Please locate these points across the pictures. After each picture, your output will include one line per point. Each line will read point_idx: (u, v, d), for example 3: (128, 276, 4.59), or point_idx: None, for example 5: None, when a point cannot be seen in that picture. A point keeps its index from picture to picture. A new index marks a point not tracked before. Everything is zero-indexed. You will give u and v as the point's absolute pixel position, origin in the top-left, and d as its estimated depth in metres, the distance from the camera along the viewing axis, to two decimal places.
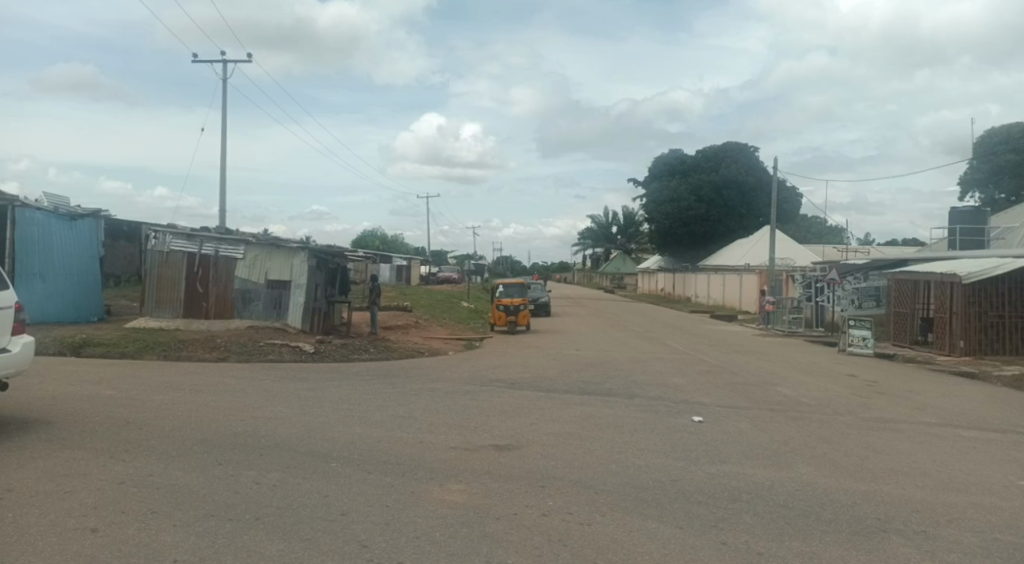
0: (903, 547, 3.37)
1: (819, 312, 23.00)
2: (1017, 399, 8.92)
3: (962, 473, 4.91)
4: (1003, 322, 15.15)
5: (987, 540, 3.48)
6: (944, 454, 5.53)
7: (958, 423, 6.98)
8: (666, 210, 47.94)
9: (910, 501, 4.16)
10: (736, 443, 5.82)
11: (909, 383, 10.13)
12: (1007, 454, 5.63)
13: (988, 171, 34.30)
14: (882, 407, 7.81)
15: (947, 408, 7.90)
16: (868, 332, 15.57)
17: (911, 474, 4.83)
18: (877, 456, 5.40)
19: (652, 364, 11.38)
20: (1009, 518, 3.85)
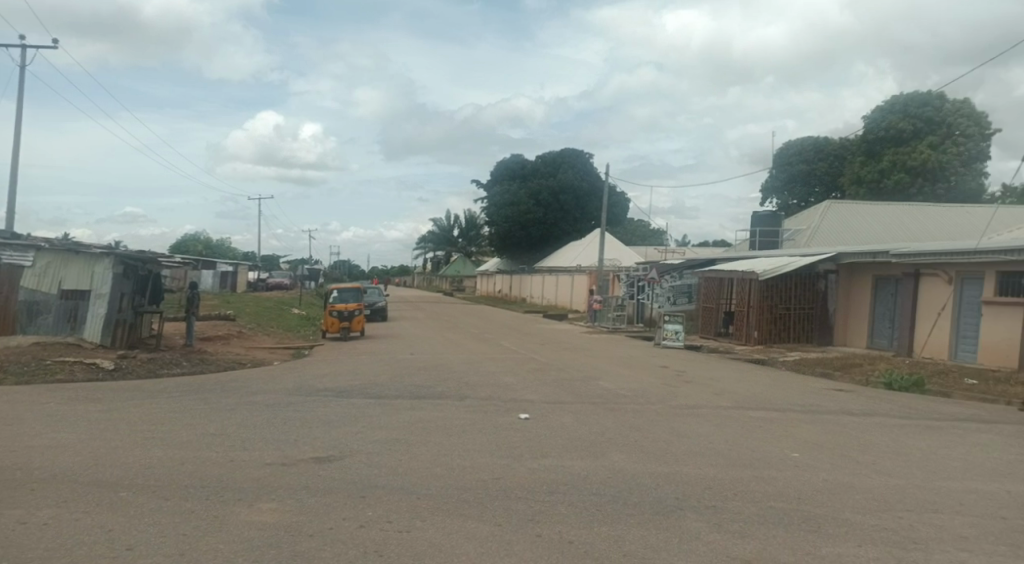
0: (696, 522, 3.69)
1: (640, 308, 24.69)
2: (798, 382, 10.18)
3: (749, 449, 5.48)
4: (789, 314, 17.18)
5: (765, 507, 3.89)
6: (736, 434, 6.15)
7: (750, 405, 7.80)
8: (506, 213, 49.11)
9: (703, 479, 4.57)
10: (557, 437, 6.07)
11: (712, 371, 11.19)
12: (785, 430, 6.37)
13: (783, 179, 38.83)
14: (688, 395, 8.52)
15: (741, 392, 8.81)
16: (680, 326, 16.98)
17: (707, 454, 5.31)
18: (680, 440, 5.87)
19: (483, 365, 11.59)
20: (782, 487, 4.35)
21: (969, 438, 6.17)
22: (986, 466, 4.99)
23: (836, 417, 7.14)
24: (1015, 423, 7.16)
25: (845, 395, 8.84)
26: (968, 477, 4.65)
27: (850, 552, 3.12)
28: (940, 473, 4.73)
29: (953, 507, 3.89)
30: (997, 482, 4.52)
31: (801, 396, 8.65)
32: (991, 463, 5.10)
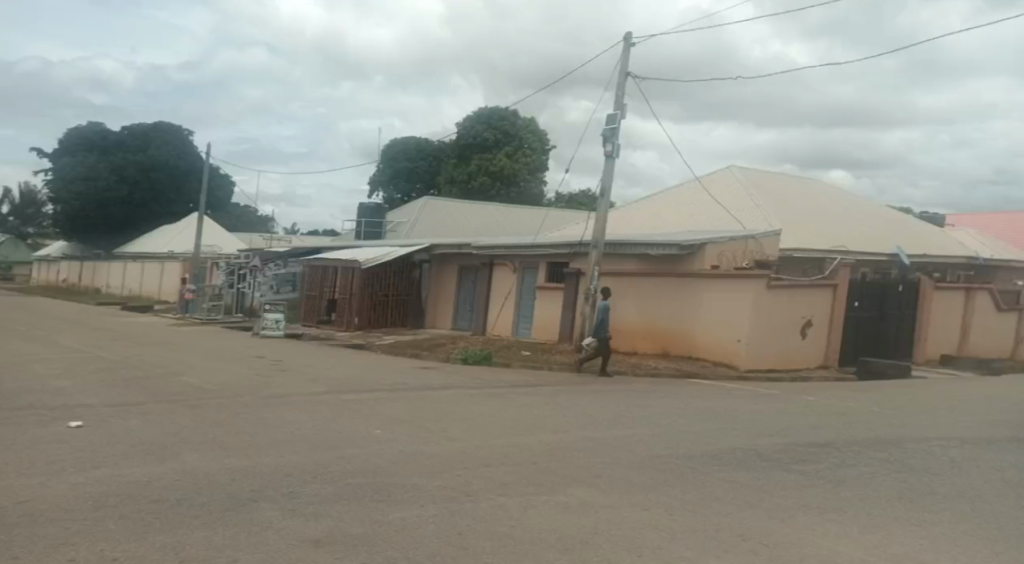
0: (268, 511, 3.56)
1: (240, 298, 23.33)
2: (391, 365, 10.79)
3: (335, 432, 5.56)
4: (387, 301, 18.16)
5: (341, 486, 3.97)
6: (325, 418, 6.19)
7: (342, 389, 7.96)
8: (78, 189, 41.43)
9: (283, 467, 4.46)
10: (120, 444, 5.28)
11: (311, 360, 11.14)
12: (372, 410, 6.67)
13: (388, 174, 40.92)
14: (281, 384, 8.31)
15: (336, 378, 8.95)
16: (281, 315, 16.54)
17: (292, 441, 5.22)
18: (266, 431, 5.65)
19: (30, 370, 9.51)
20: (361, 464, 4.50)
21: (521, 401, 7.31)
22: (528, 423, 5.95)
23: (420, 393, 7.74)
24: (554, 385, 8.77)
25: (431, 373, 9.67)
26: (514, 433, 5.48)
27: (412, 514, 3.36)
28: (495, 433, 5.49)
29: (500, 461, 4.53)
30: (535, 435, 5.43)
31: (392, 377, 9.18)
32: (532, 420, 6.11)
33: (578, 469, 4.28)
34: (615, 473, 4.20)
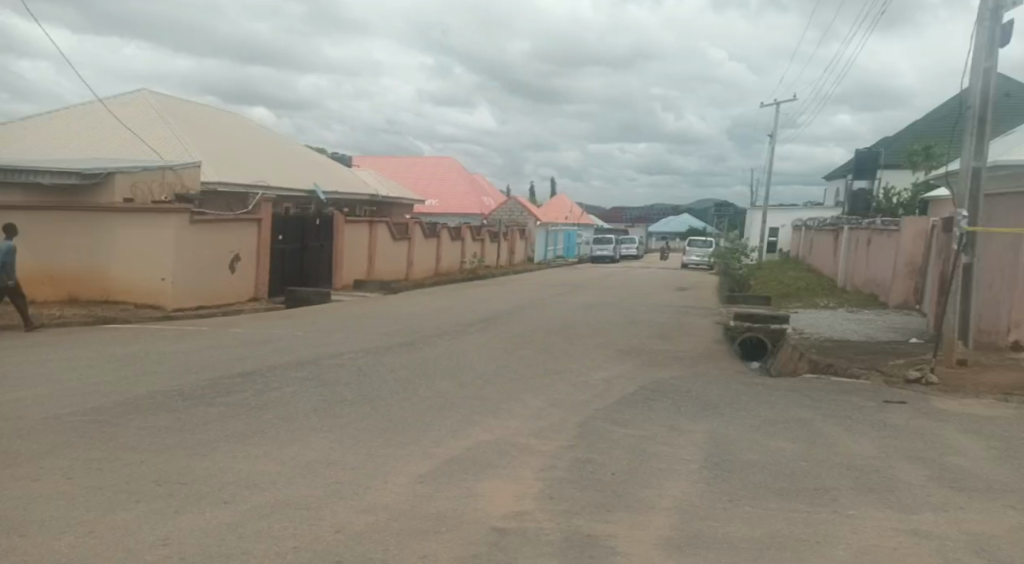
0: (56, 485, 4.56)
1: None
2: (200, 337, 11.47)
3: (129, 415, 6.49)
4: None
5: (76, 466, 5.00)
6: (122, 400, 7.05)
7: (144, 369, 8.72)
8: None
9: (75, 448, 5.40)
10: None
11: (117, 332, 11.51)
12: (168, 391, 7.58)
13: None
14: (83, 365, 8.87)
15: (140, 355, 9.60)
16: None
17: (86, 425, 6.10)
18: (62, 414, 6.44)
19: None
20: (144, 447, 5.54)
21: (281, 376, 8.48)
22: (272, 404, 7.18)
23: (190, 371, 8.64)
24: (323, 355, 9.99)
25: (212, 347, 10.50)
26: (252, 416, 6.69)
27: (125, 491, 4.53)
28: (235, 416, 6.67)
29: (224, 444, 5.76)
30: (270, 417, 6.69)
31: (197, 352, 9.97)
32: (278, 400, 7.35)
33: (285, 453, 5.64)
34: (310, 455, 5.61)
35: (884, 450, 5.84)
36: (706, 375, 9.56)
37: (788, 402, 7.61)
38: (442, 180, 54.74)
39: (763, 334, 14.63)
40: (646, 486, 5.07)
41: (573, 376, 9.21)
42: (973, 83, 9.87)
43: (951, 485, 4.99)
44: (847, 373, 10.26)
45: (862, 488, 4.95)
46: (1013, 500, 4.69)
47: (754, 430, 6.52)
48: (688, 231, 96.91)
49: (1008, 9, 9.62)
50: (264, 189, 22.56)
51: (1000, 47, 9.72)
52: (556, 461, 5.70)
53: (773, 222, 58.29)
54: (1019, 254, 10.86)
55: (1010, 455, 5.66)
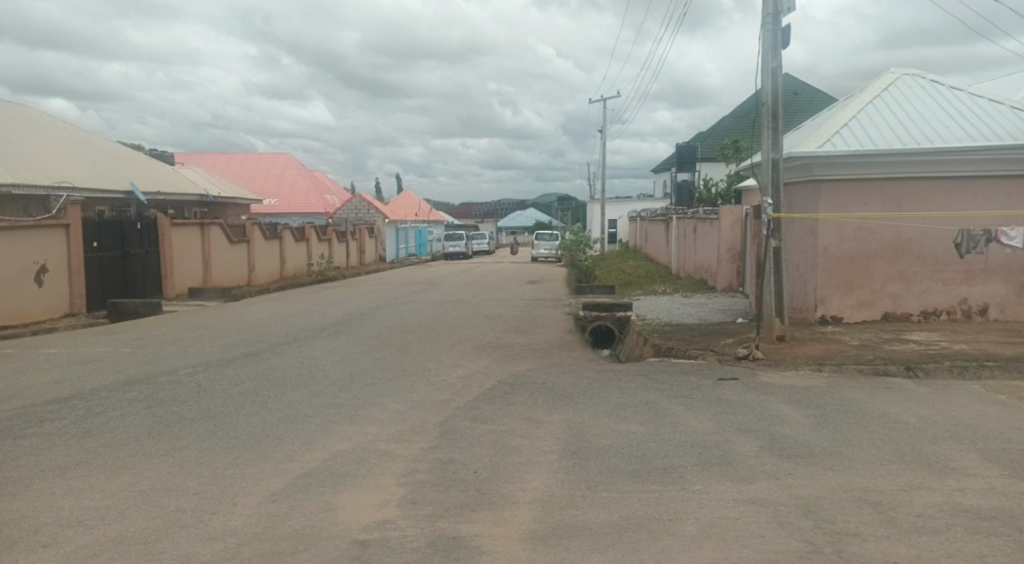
0: None
1: None
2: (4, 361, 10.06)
3: None
4: None
5: None
6: None
7: None
8: None
9: None
10: None
11: None
12: None
13: None
14: None
15: None
16: None
17: None
18: None
19: None
20: None
21: (106, 399, 7.63)
22: (96, 431, 6.43)
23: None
24: (157, 373, 9.13)
25: (19, 372, 9.22)
26: (72, 446, 5.95)
27: None
28: (50, 448, 5.89)
29: (40, 481, 5.07)
30: (93, 446, 5.98)
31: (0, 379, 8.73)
32: (103, 426, 6.60)
33: (114, 484, 5.06)
34: (145, 483, 5.07)
35: (722, 425, 6.33)
36: (560, 365, 9.86)
37: (637, 386, 8.04)
38: (279, 178, 52.04)
39: (611, 322, 15.44)
40: (508, 482, 5.11)
41: (431, 376, 9.12)
42: (764, 82, 10.96)
43: (780, 453, 5.50)
44: (686, 354, 11.02)
45: (706, 463, 5.32)
46: (830, 461, 5.25)
47: (607, 416, 6.80)
48: (534, 225, 99.86)
49: (785, 15, 10.77)
50: (68, 191, 20.31)
51: (782, 49, 10.87)
52: (417, 464, 5.60)
53: (612, 213, 61.60)
54: (817, 236, 12.23)
55: (824, 420, 6.35)
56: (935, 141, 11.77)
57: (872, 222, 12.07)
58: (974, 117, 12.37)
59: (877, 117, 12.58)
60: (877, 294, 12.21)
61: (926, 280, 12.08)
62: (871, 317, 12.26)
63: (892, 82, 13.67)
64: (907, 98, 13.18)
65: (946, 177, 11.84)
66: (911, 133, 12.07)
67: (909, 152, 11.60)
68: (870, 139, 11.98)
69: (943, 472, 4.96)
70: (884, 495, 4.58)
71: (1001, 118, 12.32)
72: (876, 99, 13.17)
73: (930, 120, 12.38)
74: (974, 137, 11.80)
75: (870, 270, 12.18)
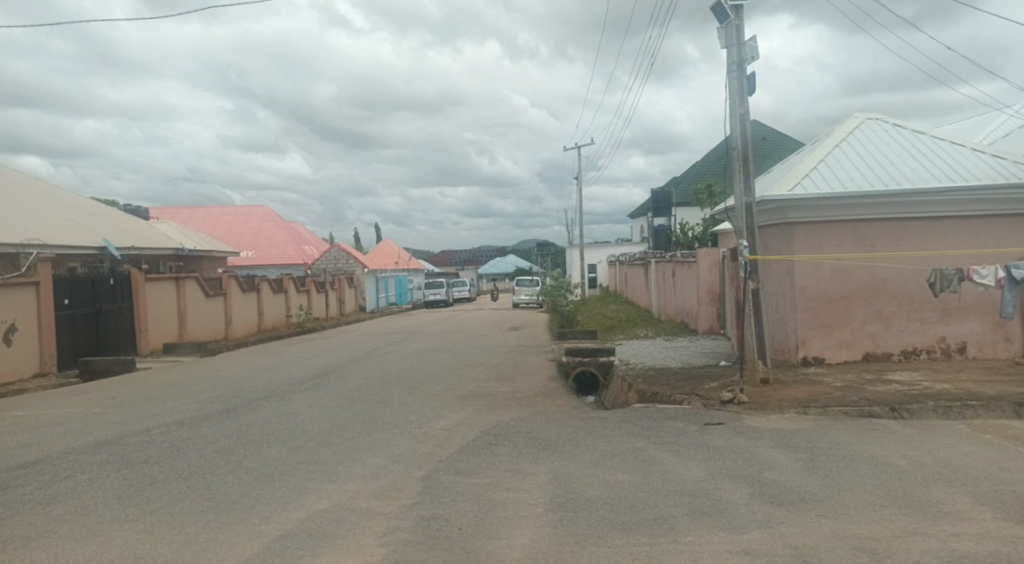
0: None
1: None
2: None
3: None
4: None
5: None
6: None
7: None
8: None
9: None
10: None
11: None
12: None
13: None
14: None
15: None
16: None
17: None
18: None
19: None
20: None
21: (72, 463, 7.33)
22: (61, 497, 6.14)
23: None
24: (128, 433, 8.83)
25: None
26: (35, 514, 5.67)
27: None
28: (12, 516, 5.62)
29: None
30: (59, 513, 5.71)
31: None
32: (70, 491, 6.32)
33: (80, 554, 4.81)
34: (112, 552, 4.83)
35: (711, 473, 6.22)
36: (545, 413, 9.72)
37: (624, 433, 7.93)
38: (257, 230, 51.82)
39: (594, 367, 15.32)
40: (494, 538, 4.94)
41: (413, 428, 8.93)
42: (733, 127, 11.18)
43: (771, 500, 5.41)
44: (670, 399, 10.94)
45: (696, 513, 5.20)
46: (822, 507, 5.16)
47: (594, 465, 6.66)
48: (514, 271, 100.25)
49: (750, 63, 11.05)
50: (37, 247, 20.02)
51: (748, 96, 11.12)
52: (400, 522, 5.41)
53: (591, 258, 62.07)
54: (794, 278, 12.33)
55: (813, 465, 6.27)
56: (902, 183, 12.02)
57: (846, 263, 12.22)
58: (937, 158, 12.69)
59: (845, 160, 12.86)
60: (857, 334, 12.29)
61: (904, 319, 12.20)
62: (852, 357, 12.30)
63: (856, 127, 14.03)
64: (871, 141, 13.52)
65: (916, 218, 12.08)
66: (878, 175, 12.32)
67: (878, 194, 11.82)
68: (839, 181, 12.21)
69: (938, 517, 4.90)
70: (879, 543, 4.50)
71: (963, 159, 12.66)
72: (842, 143, 13.49)
73: (896, 163, 12.68)
74: (940, 178, 12.08)
75: (849, 310, 12.28)
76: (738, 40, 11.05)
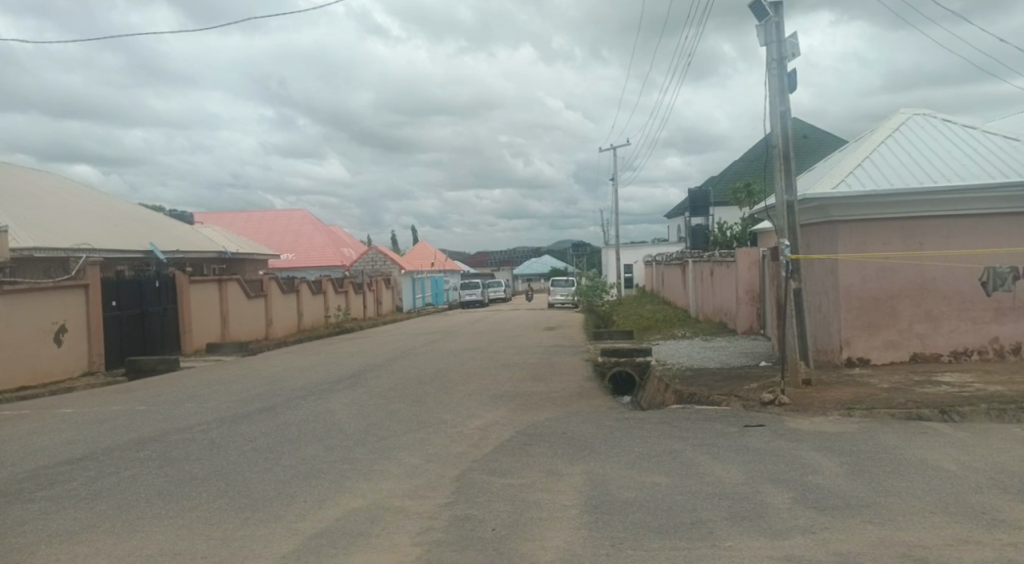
0: None
1: None
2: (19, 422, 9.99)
3: None
4: None
5: None
6: None
7: None
8: None
9: None
10: None
11: None
12: None
13: None
14: None
15: None
16: None
17: None
18: None
19: None
20: None
21: (116, 459, 7.50)
22: (105, 493, 6.28)
23: (4, 463, 7.45)
24: (170, 431, 9.02)
25: (34, 433, 9.16)
26: (81, 509, 5.81)
27: None
28: (58, 511, 5.76)
29: (44, 548, 4.90)
30: (102, 508, 5.84)
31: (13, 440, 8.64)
32: (113, 487, 6.46)
33: (121, 549, 4.89)
34: (153, 547, 4.90)
35: (751, 476, 6.06)
36: (580, 413, 9.62)
37: (660, 434, 7.79)
38: (296, 233, 52.71)
39: (630, 367, 15.13)
40: (528, 540, 4.88)
41: (448, 427, 8.92)
42: (773, 125, 10.91)
43: (814, 505, 5.23)
44: (709, 401, 10.73)
45: (736, 517, 5.06)
46: (869, 513, 4.98)
47: (630, 467, 6.55)
48: (549, 272, 100.08)
49: (790, 60, 10.77)
50: (86, 251, 20.67)
51: (789, 93, 10.84)
52: (433, 522, 5.39)
53: (627, 258, 61.59)
54: (837, 277, 11.99)
55: (859, 469, 6.06)
56: (951, 180, 11.59)
57: (892, 262, 11.84)
58: (989, 153, 12.21)
59: (890, 156, 12.46)
60: (904, 334, 11.89)
61: (954, 319, 11.77)
62: (899, 358, 11.91)
63: (901, 122, 13.59)
64: (918, 137, 13.08)
65: (967, 215, 11.65)
66: (926, 172, 11.91)
67: (926, 191, 11.42)
68: (885, 178, 11.83)
69: (992, 526, 4.68)
70: (930, 551, 4.32)
71: (1016, 153, 12.16)
72: (887, 139, 13.08)
73: (945, 159, 12.24)
74: (992, 174, 11.61)
75: (895, 310, 11.89)
76: (777, 37, 10.78)
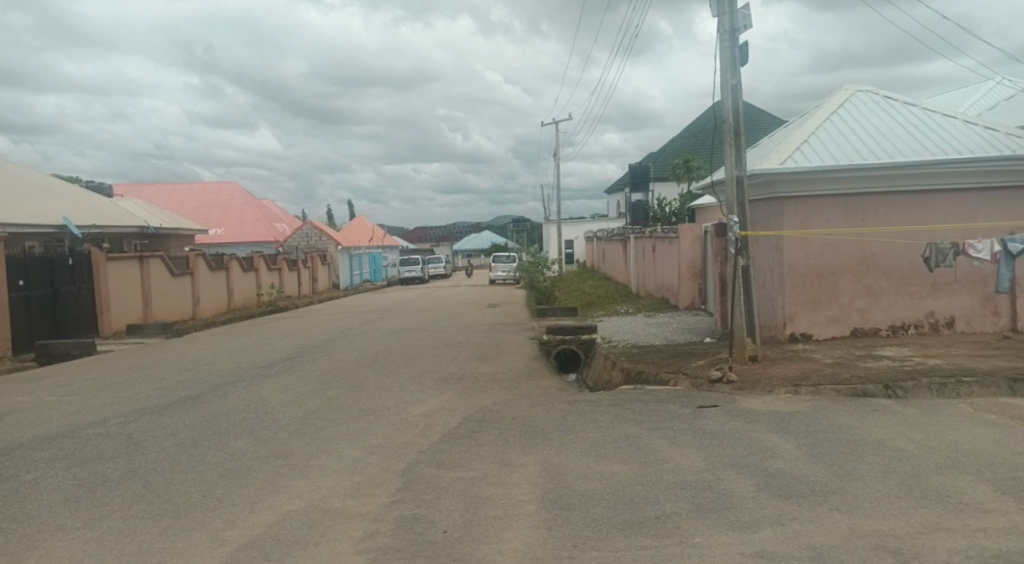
0: None
1: None
2: None
3: None
4: None
5: None
6: None
7: None
8: None
9: None
10: None
11: None
12: None
13: None
14: None
15: None
16: None
17: None
18: None
19: None
20: None
21: (16, 461, 6.72)
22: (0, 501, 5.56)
23: None
24: (82, 424, 8.22)
25: None
26: None
27: None
28: None
29: None
30: None
31: None
32: (10, 495, 5.72)
33: None
34: None
35: (711, 461, 5.84)
36: (529, 396, 9.28)
37: (615, 418, 7.52)
38: (225, 207, 50.47)
39: (575, 345, 14.95)
40: (482, 543, 4.48)
41: (391, 415, 8.44)
42: (724, 98, 10.70)
43: (779, 493, 5.03)
44: (657, 379, 10.59)
45: (702, 509, 4.80)
46: (833, 501, 4.80)
47: (586, 455, 6.25)
48: (490, 248, 99.87)
49: (742, 32, 10.55)
50: None
51: (740, 66, 10.64)
52: (378, 524, 4.92)
53: (567, 234, 61.63)
54: (783, 253, 12.01)
55: (818, 451, 5.92)
56: (893, 156, 11.68)
57: (836, 237, 11.92)
58: (929, 131, 12.37)
59: (835, 133, 12.48)
60: (845, 310, 12.03)
61: (893, 294, 11.97)
62: (840, 333, 12.06)
63: (846, 99, 13.64)
64: (861, 114, 13.16)
65: (907, 191, 11.79)
66: (870, 148, 11.98)
67: (870, 168, 11.47)
68: (831, 155, 11.83)
69: (960, 510, 4.54)
70: (903, 541, 4.15)
71: (954, 131, 12.35)
72: (832, 116, 13.11)
73: (888, 135, 12.33)
74: (933, 151, 11.76)
75: (837, 286, 12.01)
76: (729, 8, 10.53)
